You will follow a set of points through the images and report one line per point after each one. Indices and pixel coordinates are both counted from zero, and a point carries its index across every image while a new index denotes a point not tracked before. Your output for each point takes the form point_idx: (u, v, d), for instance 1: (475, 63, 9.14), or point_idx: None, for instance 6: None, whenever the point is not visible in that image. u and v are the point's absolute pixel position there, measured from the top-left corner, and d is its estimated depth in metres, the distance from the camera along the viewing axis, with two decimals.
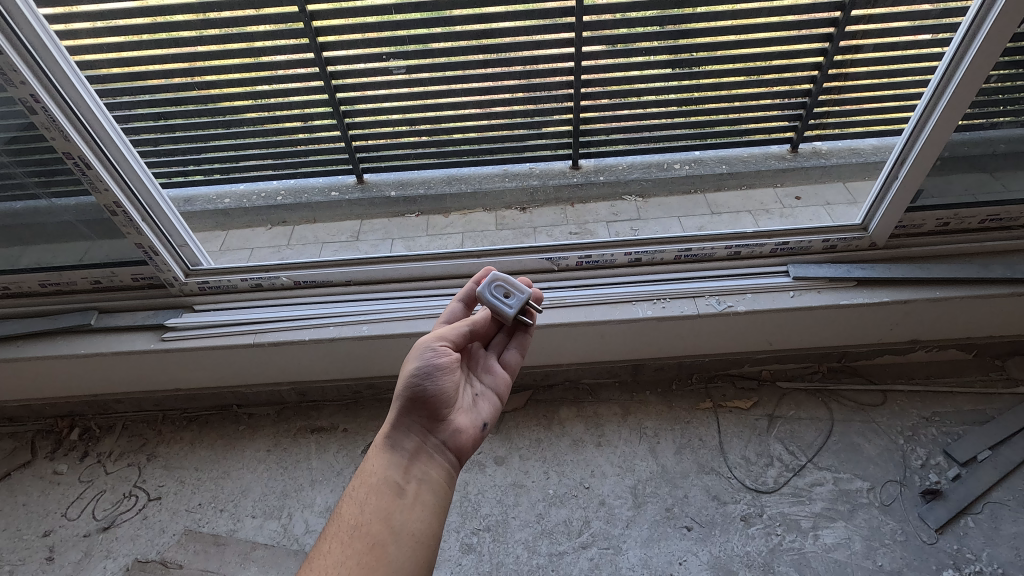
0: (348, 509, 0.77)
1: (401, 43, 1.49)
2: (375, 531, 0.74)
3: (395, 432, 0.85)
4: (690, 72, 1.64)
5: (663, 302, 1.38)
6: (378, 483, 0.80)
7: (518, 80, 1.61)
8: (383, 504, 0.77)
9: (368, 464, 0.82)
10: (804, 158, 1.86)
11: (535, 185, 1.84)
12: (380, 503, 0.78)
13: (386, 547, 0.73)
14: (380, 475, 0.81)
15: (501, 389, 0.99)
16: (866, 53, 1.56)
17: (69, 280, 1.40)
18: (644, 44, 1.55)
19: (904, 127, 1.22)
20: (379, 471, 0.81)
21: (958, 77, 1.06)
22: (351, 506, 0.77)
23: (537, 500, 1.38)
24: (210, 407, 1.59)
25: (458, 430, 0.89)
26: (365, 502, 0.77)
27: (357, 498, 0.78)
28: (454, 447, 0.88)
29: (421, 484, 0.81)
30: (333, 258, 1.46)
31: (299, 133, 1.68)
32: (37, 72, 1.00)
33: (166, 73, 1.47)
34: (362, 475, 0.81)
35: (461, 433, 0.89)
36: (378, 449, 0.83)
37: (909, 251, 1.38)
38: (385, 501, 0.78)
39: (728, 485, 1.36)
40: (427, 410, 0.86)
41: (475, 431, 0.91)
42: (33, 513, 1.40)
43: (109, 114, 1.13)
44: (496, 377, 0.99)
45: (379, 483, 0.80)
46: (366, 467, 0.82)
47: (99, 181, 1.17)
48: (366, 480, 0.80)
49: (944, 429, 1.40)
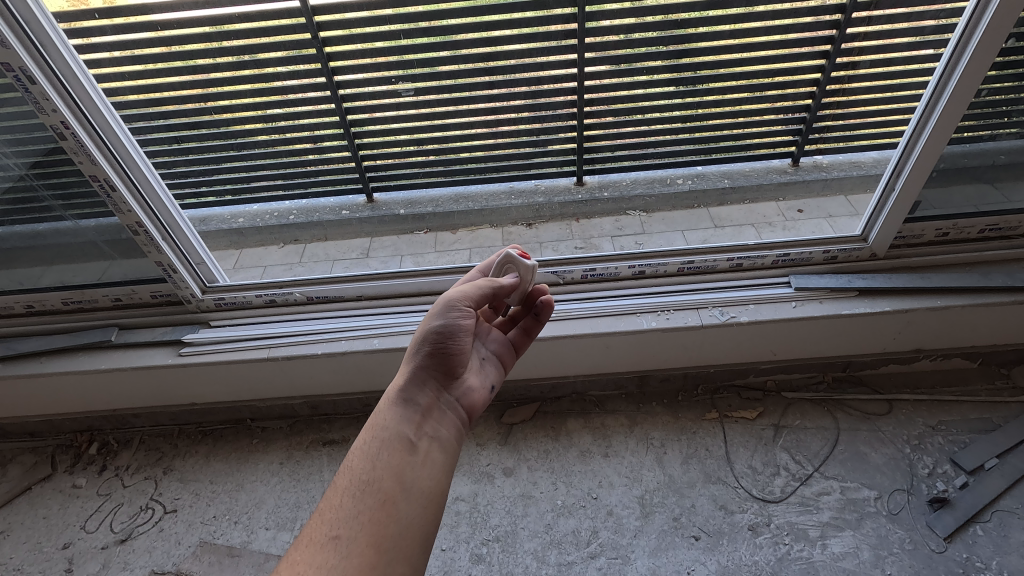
0: (358, 461, 0.72)
1: (409, 66, 1.55)
2: (389, 488, 0.70)
3: (410, 386, 0.82)
4: (693, 90, 1.69)
5: (667, 313, 1.40)
6: (393, 436, 0.76)
7: (523, 100, 1.68)
8: (395, 459, 0.73)
9: (379, 417, 0.78)
10: (805, 172, 1.90)
11: (540, 202, 1.88)
12: (393, 459, 0.73)
13: (397, 507, 0.69)
14: (394, 428, 0.77)
15: (506, 357, 1.03)
16: (863, 70, 1.62)
17: (91, 298, 1.46)
18: (649, 63, 1.60)
19: (899, 140, 1.25)
20: (393, 423, 0.77)
21: (949, 91, 1.09)
22: (363, 457, 0.73)
23: (546, 510, 1.39)
24: (225, 421, 1.62)
25: (467, 390, 0.90)
26: (378, 456, 0.73)
27: (368, 450, 0.74)
28: (463, 405, 0.89)
29: (434, 443, 0.78)
30: (344, 274, 1.51)
31: (310, 154, 1.76)
32: (67, 100, 1.06)
33: (180, 100, 1.55)
34: (372, 428, 0.77)
35: (471, 394, 0.91)
36: (390, 403, 0.80)
37: (911, 261, 1.40)
38: (398, 457, 0.74)
39: (735, 494, 1.37)
40: (445, 365, 0.85)
41: (485, 393, 0.94)
42: (53, 526, 1.43)
43: (134, 141, 1.19)
44: (502, 347, 1.03)
45: (390, 436, 0.76)
46: (380, 419, 0.78)
47: (122, 204, 1.22)
48: (380, 433, 0.76)
49: (951, 437, 1.41)
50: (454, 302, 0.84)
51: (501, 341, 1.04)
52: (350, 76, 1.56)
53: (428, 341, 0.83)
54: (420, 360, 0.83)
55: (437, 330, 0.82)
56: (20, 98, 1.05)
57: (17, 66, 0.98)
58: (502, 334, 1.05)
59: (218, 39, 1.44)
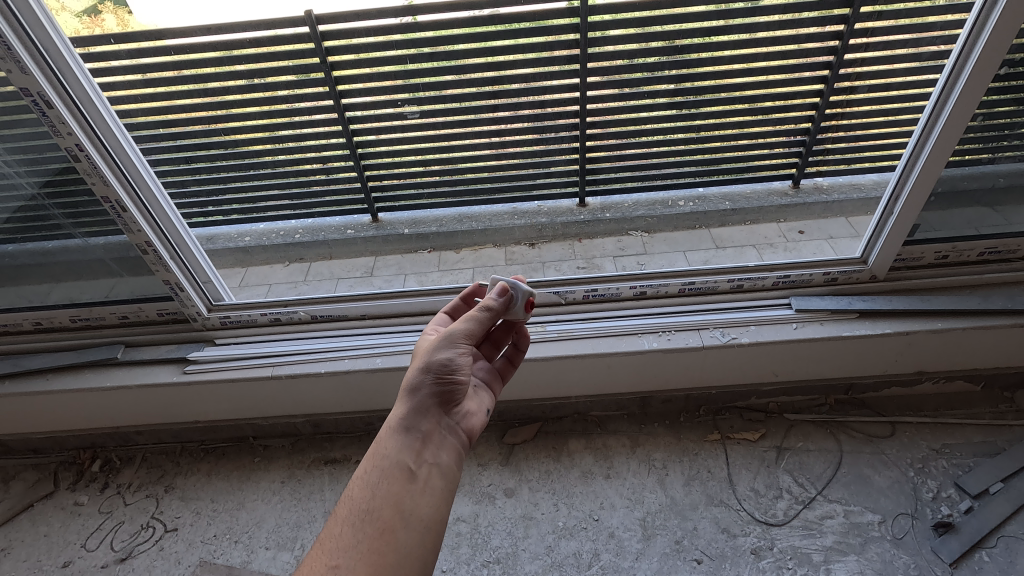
0: (358, 491, 0.73)
1: (416, 90, 1.64)
2: (387, 517, 0.71)
3: (411, 415, 0.80)
4: (693, 113, 1.75)
5: (669, 334, 1.41)
6: (393, 464, 0.75)
7: (527, 122, 1.73)
8: (394, 488, 0.73)
9: (379, 447, 0.77)
10: (805, 194, 1.91)
11: (543, 222, 1.90)
12: (392, 489, 0.73)
13: (395, 537, 0.69)
14: (393, 456, 0.76)
15: (493, 384, 1.02)
16: (861, 94, 1.68)
17: (98, 315, 1.47)
18: (652, 87, 1.66)
19: (897, 164, 1.27)
20: (392, 451, 0.76)
21: (945, 115, 1.11)
22: (363, 486, 0.73)
23: (547, 532, 1.38)
24: (227, 439, 1.62)
25: (467, 414, 0.88)
26: (377, 486, 0.73)
27: (368, 479, 0.74)
28: (465, 429, 0.86)
29: (434, 470, 0.77)
30: (349, 293, 1.52)
31: (317, 174, 1.82)
32: (82, 124, 1.09)
33: (187, 116, 1.61)
34: (372, 457, 0.76)
35: (470, 417, 0.89)
36: (391, 432, 0.78)
37: (911, 283, 1.41)
38: (397, 487, 0.73)
39: (738, 517, 1.36)
40: (447, 394, 0.83)
41: (482, 416, 0.91)
42: (54, 544, 1.43)
43: (146, 162, 1.21)
44: (490, 374, 1.02)
45: (390, 466, 0.75)
46: (380, 447, 0.77)
47: (133, 224, 1.24)
48: (380, 462, 0.75)
49: (955, 460, 1.40)
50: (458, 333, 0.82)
51: (488, 369, 1.03)
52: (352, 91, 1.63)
53: (432, 373, 0.81)
54: (422, 391, 0.80)
55: (441, 364, 0.80)
56: (37, 121, 1.08)
57: (36, 91, 1.01)
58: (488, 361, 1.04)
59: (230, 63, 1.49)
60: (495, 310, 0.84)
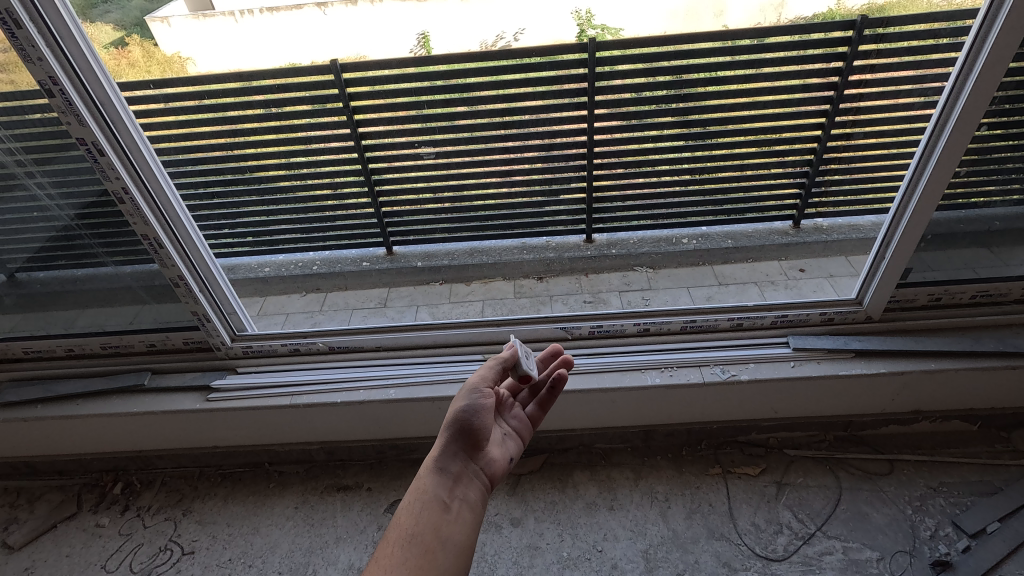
0: (403, 518, 0.78)
1: (432, 132, 1.75)
2: (428, 543, 0.75)
3: (441, 455, 0.86)
4: (699, 145, 1.83)
5: (671, 370, 1.46)
6: (430, 498, 0.80)
7: (536, 162, 1.83)
8: (433, 518, 0.78)
9: (416, 483, 0.83)
10: (806, 234, 1.96)
11: (551, 257, 1.98)
12: (430, 519, 0.78)
13: (435, 561, 0.73)
14: (430, 491, 0.81)
15: (523, 433, 1.03)
16: (856, 140, 1.71)
17: (128, 343, 1.55)
18: (658, 119, 1.74)
19: (889, 210, 1.34)
20: (429, 488, 0.81)
21: (931, 168, 1.19)
22: (406, 517, 0.78)
23: (552, 562, 1.42)
24: (244, 464, 1.68)
25: (493, 459, 0.92)
26: (419, 515, 0.78)
27: (410, 511, 0.78)
28: (490, 474, 0.90)
29: (465, 504, 0.82)
30: (365, 325, 1.60)
31: (336, 208, 1.93)
32: (129, 169, 1.18)
33: (210, 147, 1.75)
34: (411, 490, 0.81)
35: (494, 462, 0.92)
36: (425, 470, 0.84)
37: (905, 324, 1.46)
38: (435, 516, 0.78)
39: (739, 551, 1.39)
40: (473, 441, 0.88)
41: (505, 464, 0.94)
42: (75, 564, 1.48)
43: (184, 204, 1.30)
44: (524, 423, 1.04)
45: (428, 499, 0.80)
46: (417, 484, 0.82)
47: (167, 259, 1.33)
48: (418, 495, 0.81)
49: (952, 499, 1.42)
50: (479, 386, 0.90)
51: (521, 415, 1.05)
52: (370, 127, 1.75)
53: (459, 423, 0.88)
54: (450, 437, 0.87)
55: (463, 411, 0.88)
56: (89, 167, 1.18)
57: (90, 140, 1.11)
58: (522, 407, 1.07)
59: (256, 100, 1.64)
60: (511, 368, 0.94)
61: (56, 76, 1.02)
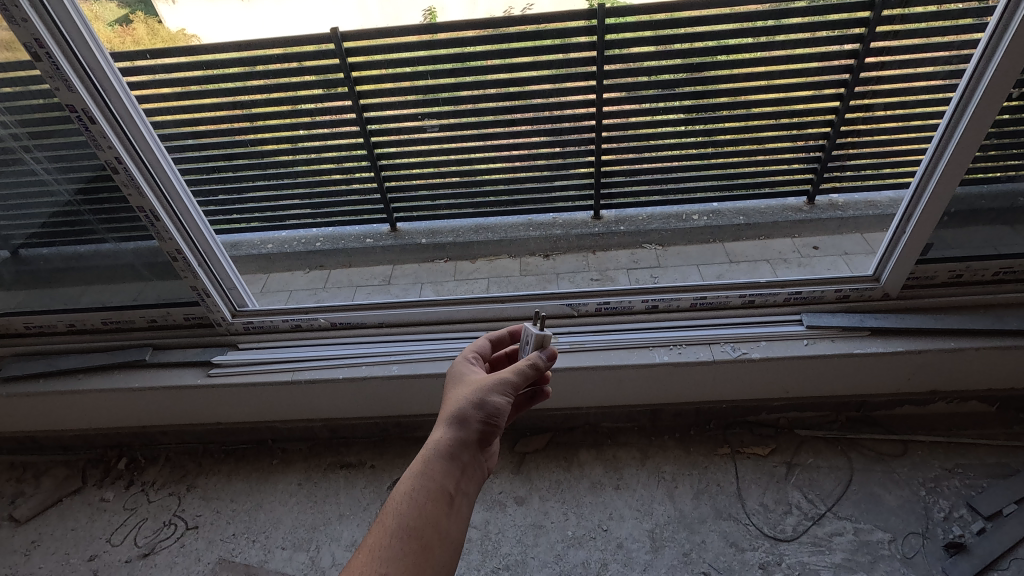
0: (403, 505, 0.67)
1: (435, 104, 1.69)
2: (428, 539, 0.65)
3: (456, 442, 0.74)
4: (708, 129, 1.79)
5: (680, 347, 1.43)
6: (436, 487, 0.69)
7: (543, 137, 1.77)
8: (435, 510, 0.67)
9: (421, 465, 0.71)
10: (821, 210, 1.90)
11: (558, 233, 1.94)
12: (434, 513, 0.67)
13: (432, 563, 0.64)
14: (438, 479, 0.69)
15: None
16: (877, 111, 1.62)
17: (129, 319, 1.53)
18: (669, 104, 1.72)
19: (910, 183, 1.28)
20: (436, 474, 0.69)
21: (957, 137, 1.13)
22: (405, 503, 0.67)
23: (556, 541, 1.40)
24: (247, 441, 1.67)
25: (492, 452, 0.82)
26: (422, 505, 0.67)
27: (411, 497, 0.67)
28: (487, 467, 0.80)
29: (469, 501, 0.72)
30: (367, 301, 1.57)
31: (340, 183, 1.88)
32: (121, 138, 1.15)
33: (213, 121, 1.69)
34: (416, 473, 0.69)
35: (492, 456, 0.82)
36: (434, 453, 0.71)
37: (925, 301, 1.41)
38: (438, 509, 0.68)
39: (747, 532, 1.37)
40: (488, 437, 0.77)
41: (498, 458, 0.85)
42: (81, 538, 1.48)
43: (180, 176, 1.27)
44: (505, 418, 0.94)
45: (434, 487, 0.69)
46: (423, 465, 0.70)
47: (164, 232, 1.30)
48: (423, 480, 0.69)
49: (968, 481, 1.39)
50: (510, 381, 0.79)
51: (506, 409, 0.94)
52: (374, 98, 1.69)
53: (482, 411, 0.75)
54: (470, 425, 0.74)
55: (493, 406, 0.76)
56: (80, 136, 1.15)
57: (80, 107, 1.08)
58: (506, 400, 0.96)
59: (255, 67, 1.60)
60: (540, 365, 0.81)
61: (42, 38, 0.98)
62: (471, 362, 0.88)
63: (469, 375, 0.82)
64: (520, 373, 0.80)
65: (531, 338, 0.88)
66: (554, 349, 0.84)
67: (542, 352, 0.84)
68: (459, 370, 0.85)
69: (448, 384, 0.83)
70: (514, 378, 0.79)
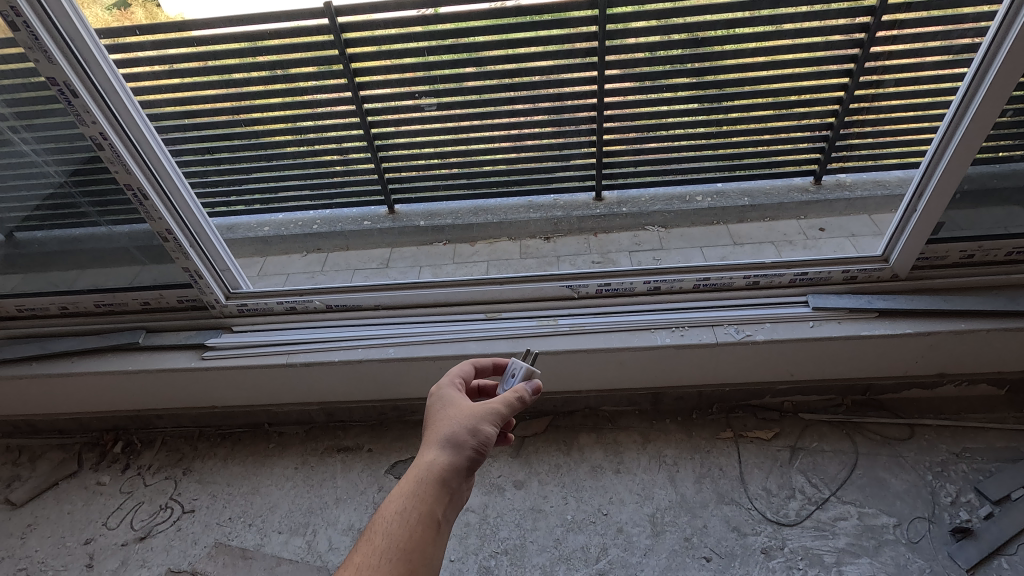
0: (391, 525, 0.62)
1: (434, 82, 1.62)
2: (414, 564, 0.61)
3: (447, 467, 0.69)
4: (715, 107, 1.72)
5: (682, 330, 1.40)
6: (426, 512, 0.64)
7: (544, 115, 1.72)
8: (424, 535, 0.63)
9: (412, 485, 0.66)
10: (827, 191, 1.85)
11: (558, 216, 1.90)
12: (422, 537, 0.63)
13: None
14: (429, 504, 0.65)
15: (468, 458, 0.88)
16: (888, 87, 1.54)
17: (121, 301, 1.51)
18: (671, 81, 1.63)
19: (921, 161, 1.23)
20: (427, 498, 0.65)
21: (971, 112, 1.08)
22: (392, 527, 0.62)
23: (555, 525, 1.39)
24: (244, 425, 1.66)
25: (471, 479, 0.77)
26: (411, 527, 0.62)
27: (401, 520, 0.63)
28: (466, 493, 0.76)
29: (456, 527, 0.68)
30: (363, 283, 1.54)
31: (336, 165, 1.83)
32: (105, 112, 1.11)
33: (206, 102, 1.61)
34: (408, 492, 0.65)
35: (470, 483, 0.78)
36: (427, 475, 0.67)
37: (934, 282, 1.38)
38: (428, 533, 0.63)
39: (749, 516, 1.35)
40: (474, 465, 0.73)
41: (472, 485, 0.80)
42: (77, 521, 1.48)
43: (168, 153, 1.24)
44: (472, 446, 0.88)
45: (425, 511, 0.64)
46: (413, 487, 0.65)
47: (154, 211, 1.27)
48: (414, 503, 0.64)
49: (976, 465, 1.37)
50: (500, 413, 0.75)
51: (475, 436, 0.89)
52: (373, 77, 1.61)
53: (474, 440, 0.71)
54: (463, 450, 0.70)
55: (483, 437, 0.72)
56: (63, 110, 1.11)
57: (62, 80, 1.04)
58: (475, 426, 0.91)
59: (252, 55, 1.51)
60: (526, 398, 0.78)
61: (19, 7, 0.95)
62: (455, 384, 0.82)
63: (455, 398, 0.78)
64: (510, 406, 0.77)
65: (520, 372, 0.89)
66: (539, 380, 0.82)
67: (529, 385, 0.80)
68: (441, 391, 0.80)
69: (433, 405, 0.78)
70: (503, 411, 0.76)
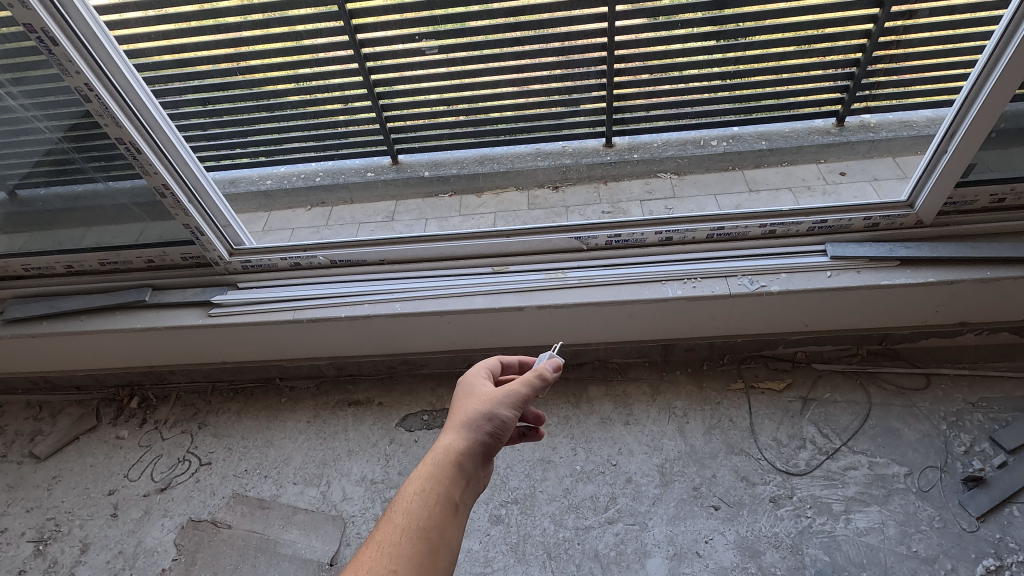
0: (410, 506, 0.61)
1: (435, 23, 1.51)
2: (434, 542, 0.59)
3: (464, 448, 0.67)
4: (732, 44, 1.60)
5: (695, 281, 1.36)
6: (444, 493, 0.63)
7: (553, 57, 1.61)
8: (444, 514, 0.61)
9: (429, 467, 0.64)
10: (850, 133, 1.75)
11: (568, 163, 1.84)
12: (442, 517, 0.61)
13: (437, 566, 0.58)
14: (446, 485, 0.63)
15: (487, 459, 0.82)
16: (920, 19, 1.46)
17: (125, 259, 1.49)
18: (686, 16, 1.52)
19: (956, 98, 1.15)
20: (445, 480, 0.63)
21: (1014, 45, 0.99)
22: (412, 507, 0.61)
23: (565, 475, 1.40)
24: (256, 380, 1.67)
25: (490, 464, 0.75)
26: (430, 507, 0.61)
27: (419, 501, 0.61)
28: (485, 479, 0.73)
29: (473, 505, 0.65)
30: (367, 238, 1.51)
31: (338, 115, 1.75)
32: (88, 61, 1.06)
33: (198, 48, 1.54)
34: (425, 474, 0.63)
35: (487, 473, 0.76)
36: (443, 458, 0.65)
37: (961, 228, 1.31)
38: (446, 512, 0.61)
39: (758, 466, 1.35)
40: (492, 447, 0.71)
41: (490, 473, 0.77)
42: (100, 473, 1.52)
43: (157, 104, 1.19)
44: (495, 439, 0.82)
45: (444, 492, 0.62)
46: (431, 470, 0.64)
47: (148, 165, 1.23)
48: (433, 484, 0.63)
49: (992, 415, 1.35)
50: (520, 396, 0.73)
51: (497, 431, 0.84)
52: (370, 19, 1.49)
53: (491, 423, 0.69)
54: (479, 433, 0.68)
55: (501, 420, 0.70)
56: (46, 60, 1.06)
57: (39, 28, 0.99)
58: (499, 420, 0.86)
59: None
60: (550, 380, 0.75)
61: None
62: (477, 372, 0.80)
63: (474, 387, 0.76)
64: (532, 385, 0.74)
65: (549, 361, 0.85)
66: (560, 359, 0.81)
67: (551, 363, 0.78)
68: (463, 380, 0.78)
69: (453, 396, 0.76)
70: (522, 395, 0.74)
